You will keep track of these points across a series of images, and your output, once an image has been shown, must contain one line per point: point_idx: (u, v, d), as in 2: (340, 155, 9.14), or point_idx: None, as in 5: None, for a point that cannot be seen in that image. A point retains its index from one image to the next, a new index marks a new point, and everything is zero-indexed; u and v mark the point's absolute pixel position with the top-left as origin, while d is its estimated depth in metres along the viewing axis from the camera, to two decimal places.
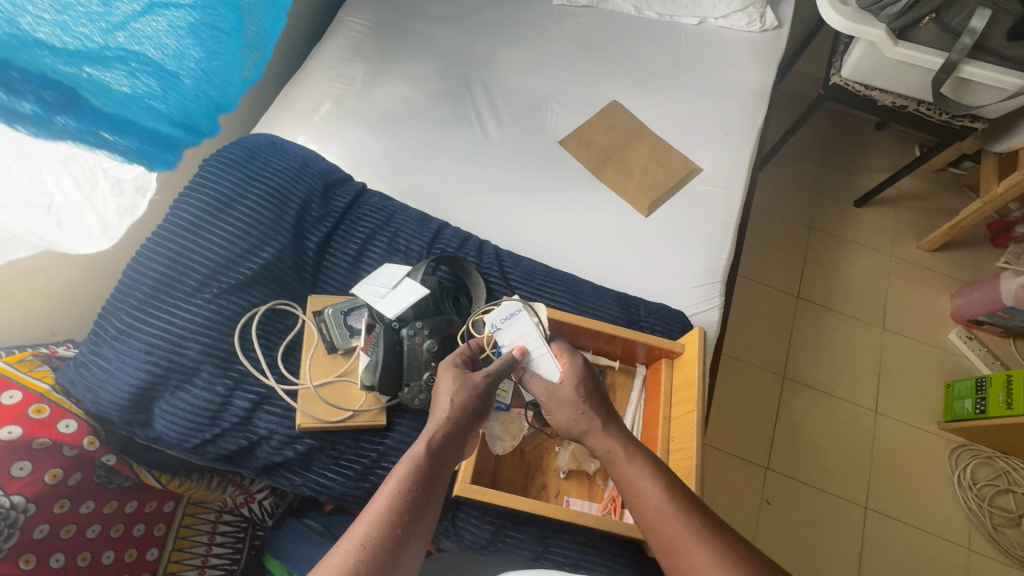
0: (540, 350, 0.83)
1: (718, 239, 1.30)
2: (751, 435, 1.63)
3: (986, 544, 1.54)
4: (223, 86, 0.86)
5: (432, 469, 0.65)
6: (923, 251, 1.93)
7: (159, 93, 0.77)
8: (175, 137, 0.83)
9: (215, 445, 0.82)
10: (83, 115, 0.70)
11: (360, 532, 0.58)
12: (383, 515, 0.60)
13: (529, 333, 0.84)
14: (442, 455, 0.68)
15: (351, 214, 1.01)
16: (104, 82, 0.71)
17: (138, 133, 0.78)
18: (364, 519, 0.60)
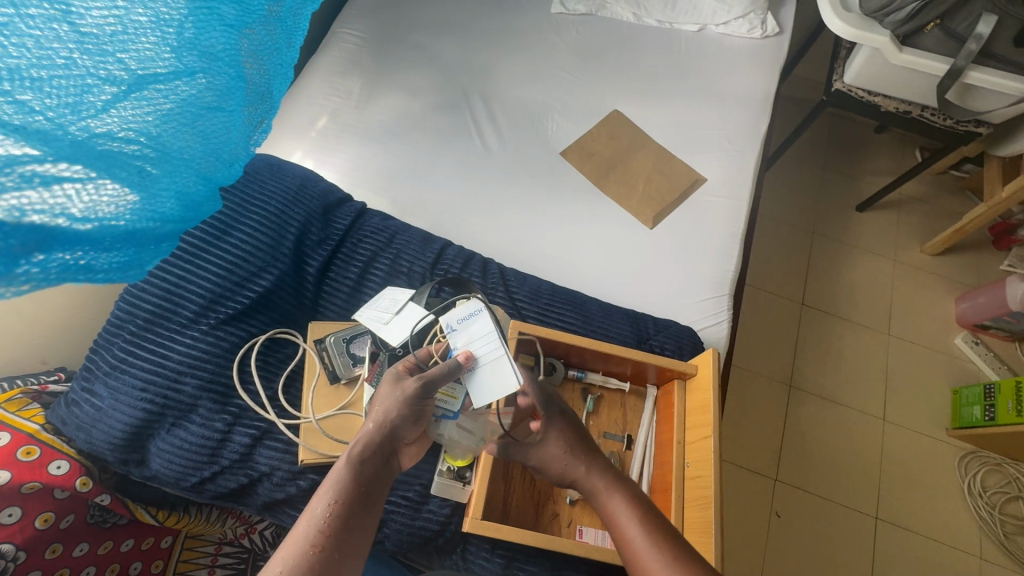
0: (492, 356, 0.71)
1: (725, 251, 1.28)
2: (759, 447, 1.60)
3: (999, 553, 1.52)
4: (211, 170, 0.81)
5: (358, 484, 0.61)
6: (926, 255, 1.92)
7: (142, 198, 0.72)
8: (165, 235, 0.80)
9: (215, 483, 0.79)
10: (61, 245, 0.66)
11: (282, 560, 0.54)
12: (304, 537, 0.55)
13: (483, 336, 0.72)
14: (371, 468, 0.63)
15: (352, 236, 0.98)
16: (83, 206, 0.66)
17: (124, 244, 0.74)
18: (286, 546, 0.55)
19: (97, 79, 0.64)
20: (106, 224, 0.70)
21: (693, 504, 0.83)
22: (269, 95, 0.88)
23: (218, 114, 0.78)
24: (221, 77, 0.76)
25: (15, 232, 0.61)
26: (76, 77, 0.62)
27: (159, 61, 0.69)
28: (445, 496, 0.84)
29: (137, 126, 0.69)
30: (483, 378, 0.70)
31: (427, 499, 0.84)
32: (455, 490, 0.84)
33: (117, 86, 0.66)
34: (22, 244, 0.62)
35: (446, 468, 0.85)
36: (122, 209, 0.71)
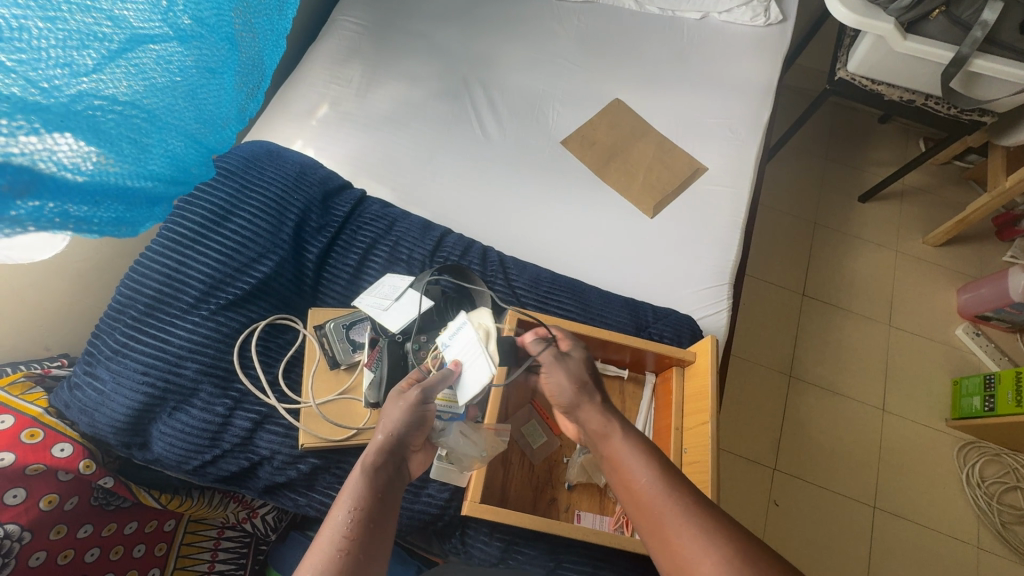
0: (474, 358, 0.72)
1: (725, 239, 1.27)
2: (759, 437, 1.61)
3: (996, 542, 1.53)
4: (203, 135, 0.82)
5: (374, 490, 0.61)
6: (928, 246, 1.91)
7: (132, 157, 0.72)
8: (157, 193, 0.80)
9: (216, 466, 0.79)
10: (50, 193, 0.64)
11: (312, 563, 0.54)
12: (329, 545, 0.55)
13: (466, 343, 0.74)
14: (385, 475, 0.63)
15: (351, 223, 0.98)
16: (74, 155, 0.65)
17: (113, 200, 0.73)
18: (313, 554, 0.55)
19: (87, 34, 0.63)
20: (97, 177, 0.69)
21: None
22: (261, 66, 0.90)
23: (212, 78, 0.79)
24: (213, 44, 0.77)
25: (2, 170, 0.59)
26: (74, 28, 0.62)
27: (156, 24, 0.69)
28: (443, 480, 0.83)
29: (131, 85, 0.69)
30: (469, 380, 0.73)
31: (426, 484, 0.85)
32: (453, 474, 0.82)
33: (107, 44, 0.65)
34: (11, 187, 0.60)
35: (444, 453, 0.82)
36: (111, 161, 0.70)
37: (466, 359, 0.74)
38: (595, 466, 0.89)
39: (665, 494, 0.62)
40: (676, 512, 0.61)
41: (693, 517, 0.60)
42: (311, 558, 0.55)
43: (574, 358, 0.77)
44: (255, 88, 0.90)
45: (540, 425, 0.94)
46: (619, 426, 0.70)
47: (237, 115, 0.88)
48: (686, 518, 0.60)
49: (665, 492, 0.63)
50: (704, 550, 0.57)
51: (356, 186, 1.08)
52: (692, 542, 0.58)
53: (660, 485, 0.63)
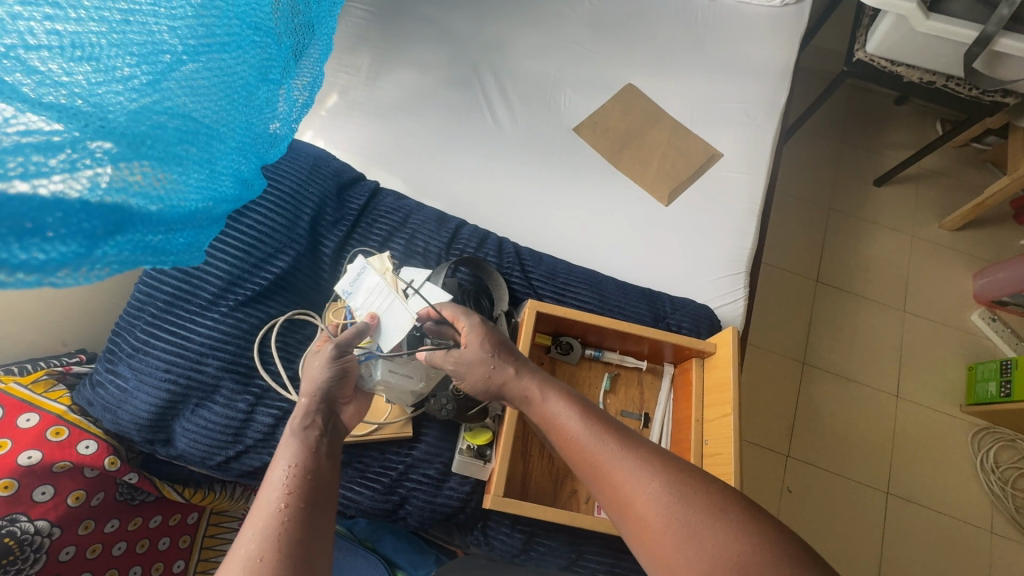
0: (392, 305, 0.75)
1: (741, 227, 1.26)
2: (772, 424, 1.60)
3: (1009, 526, 1.54)
4: (259, 147, 0.78)
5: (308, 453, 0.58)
6: (944, 230, 1.88)
7: (204, 177, 0.68)
8: (224, 215, 0.75)
9: (239, 461, 0.80)
10: (134, 227, 0.61)
11: (250, 525, 0.50)
12: (269, 503, 0.51)
13: (377, 291, 0.76)
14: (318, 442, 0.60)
15: (367, 217, 0.97)
16: (151, 182, 0.62)
17: (187, 227, 0.69)
18: (252, 516, 0.51)
19: (150, 48, 0.61)
20: (174, 202, 0.65)
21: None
22: (304, 71, 0.88)
23: (268, 85, 0.76)
24: (266, 47, 0.75)
25: (92, 208, 0.57)
26: (138, 44, 0.61)
27: (203, 24, 0.66)
28: (465, 474, 0.84)
29: (195, 98, 0.66)
30: (389, 324, 0.75)
31: (448, 476, 0.84)
32: (476, 468, 0.84)
33: (170, 55, 0.63)
34: (103, 226, 0.58)
35: (466, 447, 0.85)
36: (186, 184, 0.66)
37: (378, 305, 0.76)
38: None
39: (605, 442, 0.60)
40: (616, 458, 0.58)
41: (638, 460, 0.57)
42: (251, 519, 0.51)
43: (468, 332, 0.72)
44: (302, 93, 0.88)
45: None
46: (549, 389, 0.67)
47: (288, 121, 0.84)
48: (630, 464, 0.57)
49: (603, 441, 0.60)
50: (653, 487, 0.54)
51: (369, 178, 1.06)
52: (637, 483, 0.55)
53: (600, 438, 0.60)
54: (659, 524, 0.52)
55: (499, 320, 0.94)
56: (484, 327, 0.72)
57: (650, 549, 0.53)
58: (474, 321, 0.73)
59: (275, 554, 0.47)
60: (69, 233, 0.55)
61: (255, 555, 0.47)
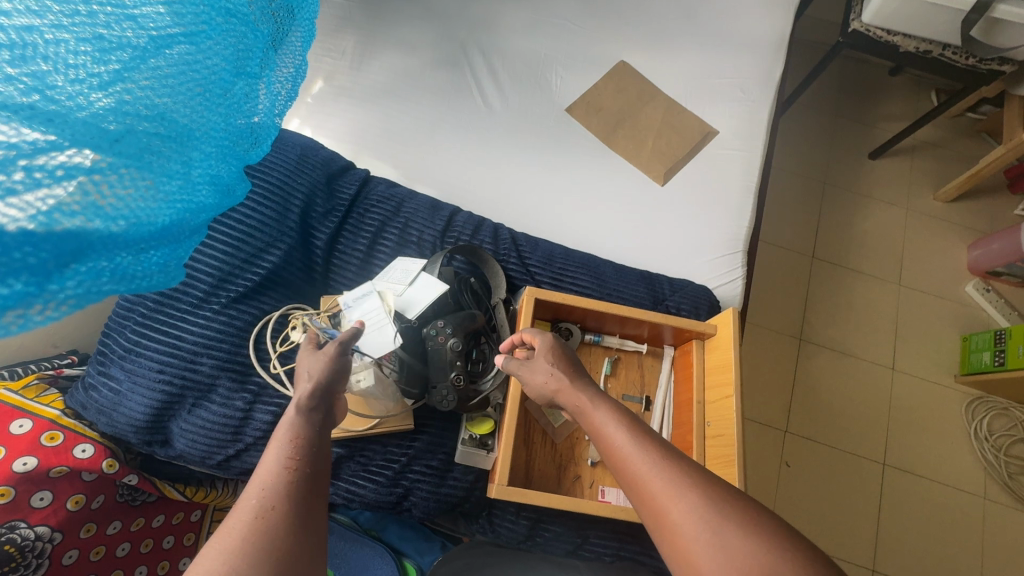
0: (381, 323, 0.81)
1: (738, 206, 1.24)
2: (770, 400, 1.62)
3: (1002, 493, 1.57)
4: (240, 147, 0.75)
5: (309, 421, 0.59)
6: (939, 202, 1.88)
7: (173, 189, 0.66)
8: (200, 224, 0.73)
9: (240, 459, 0.79)
10: (92, 253, 0.60)
11: (254, 482, 0.51)
12: (277, 464, 0.52)
13: (374, 310, 0.82)
14: (319, 411, 0.61)
15: (358, 206, 0.95)
16: (112, 200, 0.60)
17: (158, 242, 0.67)
18: (258, 475, 0.52)
19: (106, 49, 0.58)
20: (138, 221, 0.63)
21: (715, 462, 0.83)
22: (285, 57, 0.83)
23: (245, 79, 0.73)
24: (241, 36, 0.71)
25: (44, 238, 0.55)
26: (93, 44, 0.57)
27: (166, 21, 0.63)
28: (468, 464, 0.84)
29: (159, 101, 0.63)
30: (371, 337, 0.80)
31: (451, 466, 0.84)
32: (479, 457, 0.83)
33: (128, 54, 0.60)
34: (54, 258, 0.57)
35: (468, 437, 0.84)
36: (151, 198, 0.64)
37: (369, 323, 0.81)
38: None
39: (647, 456, 0.58)
40: (655, 470, 0.57)
41: (677, 474, 0.56)
42: (254, 478, 0.51)
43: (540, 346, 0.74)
44: (288, 83, 0.84)
45: None
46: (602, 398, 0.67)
47: (271, 114, 0.80)
48: (667, 477, 0.56)
49: (646, 454, 0.59)
50: (688, 502, 0.53)
51: (358, 166, 1.04)
52: (672, 496, 0.54)
53: (642, 451, 0.59)
54: (690, 537, 0.51)
55: (497, 308, 0.93)
56: (556, 344, 0.74)
57: (679, 557, 0.51)
58: (548, 340, 0.74)
59: (277, 512, 0.48)
60: (17, 268, 0.54)
61: (260, 509, 0.48)
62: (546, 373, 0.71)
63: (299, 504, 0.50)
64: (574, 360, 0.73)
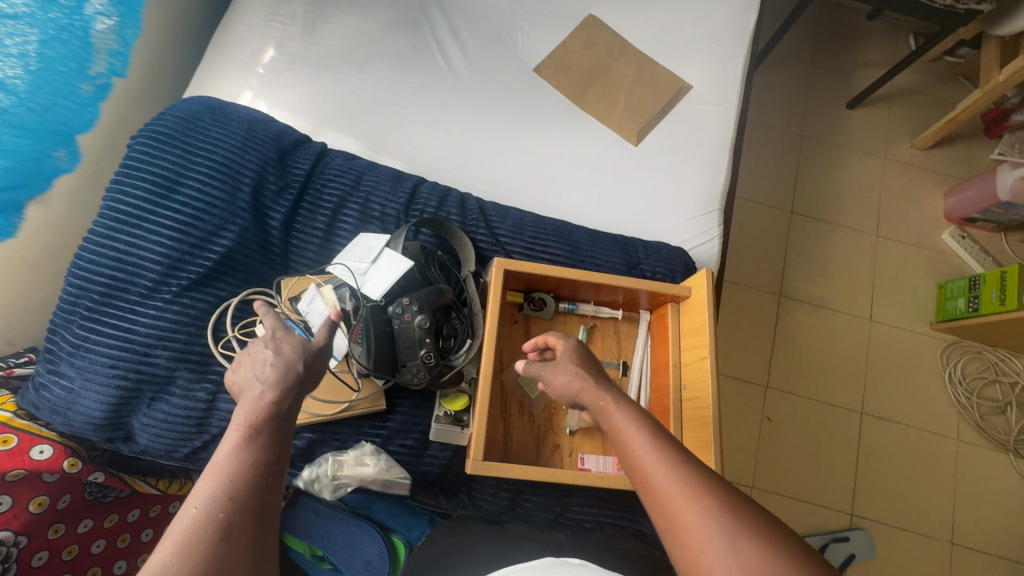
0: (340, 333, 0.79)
1: (713, 163, 1.21)
2: (751, 357, 1.63)
3: (973, 433, 1.63)
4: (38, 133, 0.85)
5: (276, 421, 0.54)
6: (916, 150, 1.86)
7: None
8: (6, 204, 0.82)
9: (209, 451, 0.77)
10: None
11: (215, 491, 0.47)
12: (240, 471, 0.49)
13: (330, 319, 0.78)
14: (289, 404, 0.56)
15: (314, 181, 0.90)
16: None
17: None
18: (210, 470, 0.49)
19: None
20: None
21: (692, 424, 0.83)
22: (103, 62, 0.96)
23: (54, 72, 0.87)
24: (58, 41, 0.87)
25: None
26: None
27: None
28: (444, 441, 0.83)
29: None
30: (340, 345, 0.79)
31: (428, 444, 0.83)
32: (454, 434, 0.83)
33: None
34: None
35: (443, 414, 0.83)
36: None
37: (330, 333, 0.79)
38: None
39: (669, 460, 0.56)
40: (675, 474, 0.54)
41: (694, 480, 0.53)
42: (210, 484, 0.47)
43: (564, 346, 0.73)
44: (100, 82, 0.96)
45: None
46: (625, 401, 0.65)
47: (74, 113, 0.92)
48: (687, 483, 0.53)
49: (668, 459, 0.56)
50: (704, 508, 0.50)
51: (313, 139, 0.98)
52: (690, 501, 0.51)
53: (663, 456, 0.57)
54: (703, 543, 0.48)
55: (466, 282, 0.91)
56: (581, 349, 0.73)
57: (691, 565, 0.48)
58: (572, 343, 0.74)
59: (238, 528, 0.45)
60: None
61: (220, 525, 0.45)
62: (569, 373, 0.70)
63: (261, 503, 0.48)
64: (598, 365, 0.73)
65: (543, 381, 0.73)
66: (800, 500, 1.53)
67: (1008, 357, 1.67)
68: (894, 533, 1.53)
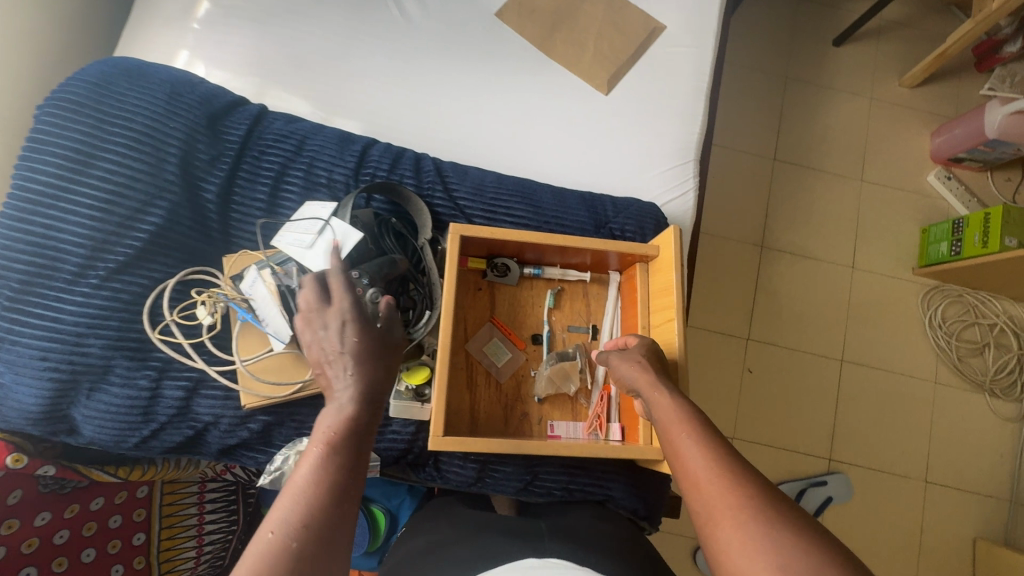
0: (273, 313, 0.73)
1: (688, 111, 1.14)
2: (732, 310, 1.61)
3: (951, 375, 1.64)
4: None
5: (354, 439, 0.56)
6: (904, 88, 1.78)
7: None
8: None
9: (159, 439, 0.73)
10: None
11: (291, 514, 0.48)
12: (317, 493, 0.50)
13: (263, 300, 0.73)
14: (364, 426, 0.58)
15: (251, 147, 0.83)
16: None
17: None
18: (289, 490, 0.50)
19: None
20: None
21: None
22: None
23: None
24: None
25: None
26: None
27: None
28: (405, 417, 0.80)
29: None
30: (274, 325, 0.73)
31: (389, 420, 0.80)
32: (415, 409, 0.80)
33: None
34: None
35: (404, 388, 0.80)
36: None
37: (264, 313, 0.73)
38: (563, 375, 0.87)
39: (712, 455, 0.56)
40: (723, 471, 0.54)
41: (737, 478, 0.53)
42: (288, 506, 0.48)
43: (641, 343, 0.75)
44: None
45: (504, 342, 0.90)
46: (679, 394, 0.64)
47: None
48: (728, 482, 0.53)
49: (716, 455, 0.56)
50: (749, 510, 0.49)
51: (248, 100, 0.90)
52: (733, 501, 0.51)
53: (707, 452, 0.56)
54: (745, 546, 0.47)
55: (423, 250, 0.86)
56: (654, 348, 0.74)
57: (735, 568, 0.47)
58: (647, 342, 0.75)
59: (314, 558, 0.46)
60: None
61: (295, 554, 0.45)
62: (635, 362, 0.70)
63: (332, 532, 0.48)
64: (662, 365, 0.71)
65: (612, 364, 0.73)
66: (779, 449, 1.55)
67: (988, 300, 1.66)
68: (870, 475, 1.56)
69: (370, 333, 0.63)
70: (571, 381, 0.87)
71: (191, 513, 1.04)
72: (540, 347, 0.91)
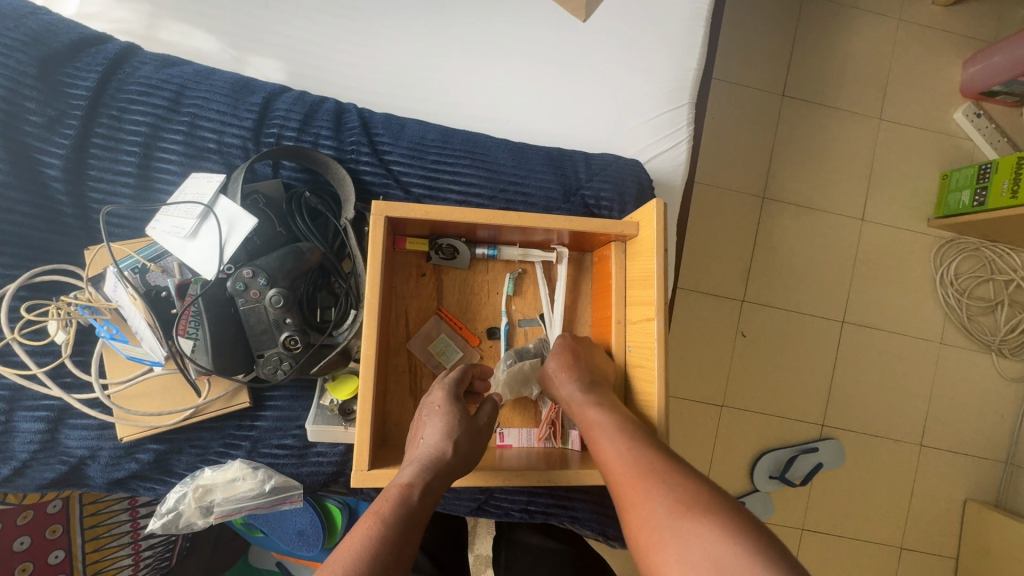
0: (142, 331, 0.63)
1: (685, 41, 0.92)
2: (727, 267, 1.46)
3: (959, 335, 1.52)
4: None
5: (413, 515, 0.52)
6: (938, 7, 1.53)
7: None
8: None
9: (28, 476, 0.64)
10: None
11: None
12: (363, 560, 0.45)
13: (131, 314, 0.63)
14: (424, 504, 0.54)
15: (107, 103, 0.68)
16: None
17: None
18: (334, 558, 0.46)
19: None
20: None
21: (639, 358, 0.68)
22: None
23: None
24: None
25: None
26: None
27: None
28: (329, 439, 0.67)
29: None
30: (148, 342, 0.63)
31: (311, 442, 0.68)
32: (337, 433, 0.66)
33: None
34: None
35: (330, 403, 0.67)
36: None
37: (136, 327, 0.63)
38: (523, 379, 0.72)
39: (624, 446, 0.56)
40: (635, 458, 0.54)
41: (647, 463, 0.53)
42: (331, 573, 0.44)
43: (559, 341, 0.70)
44: None
45: (453, 338, 0.75)
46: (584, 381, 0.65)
47: None
48: (641, 468, 0.53)
49: (628, 442, 0.56)
50: (655, 496, 0.50)
51: (102, 34, 0.71)
52: (638, 484, 0.52)
53: (624, 442, 0.57)
54: (648, 533, 0.48)
55: (345, 233, 0.68)
56: (573, 345, 0.69)
57: (647, 546, 0.47)
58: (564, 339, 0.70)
59: None
60: None
61: None
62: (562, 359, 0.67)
63: None
64: (593, 360, 0.69)
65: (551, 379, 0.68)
66: (771, 416, 1.46)
67: (1007, 254, 1.50)
68: (864, 440, 1.49)
69: (455, 416, 0.62)
70: (533, 385, 0.73)
71: (122, 524, 0.91)
72: (497, 342, 0.77)
